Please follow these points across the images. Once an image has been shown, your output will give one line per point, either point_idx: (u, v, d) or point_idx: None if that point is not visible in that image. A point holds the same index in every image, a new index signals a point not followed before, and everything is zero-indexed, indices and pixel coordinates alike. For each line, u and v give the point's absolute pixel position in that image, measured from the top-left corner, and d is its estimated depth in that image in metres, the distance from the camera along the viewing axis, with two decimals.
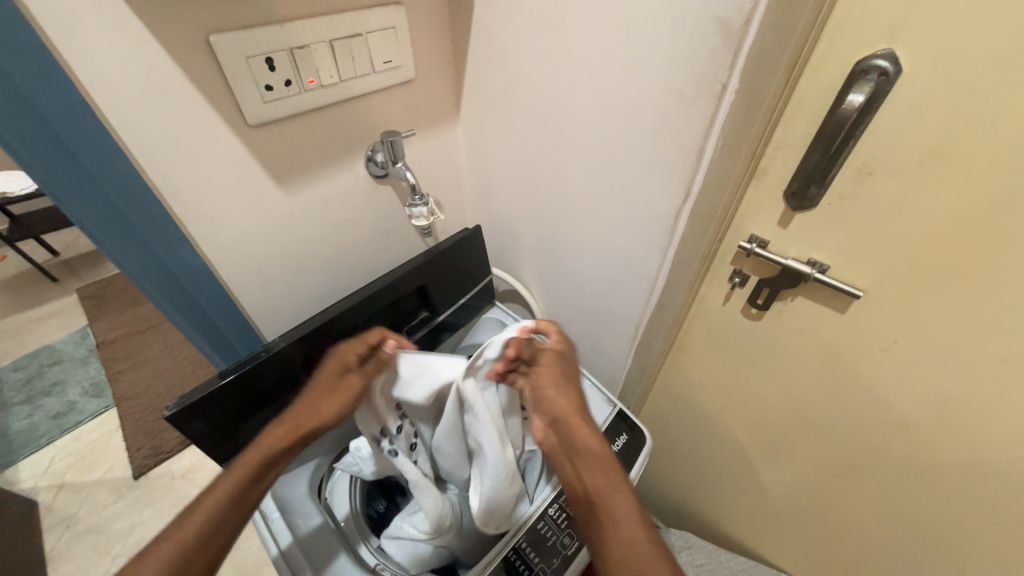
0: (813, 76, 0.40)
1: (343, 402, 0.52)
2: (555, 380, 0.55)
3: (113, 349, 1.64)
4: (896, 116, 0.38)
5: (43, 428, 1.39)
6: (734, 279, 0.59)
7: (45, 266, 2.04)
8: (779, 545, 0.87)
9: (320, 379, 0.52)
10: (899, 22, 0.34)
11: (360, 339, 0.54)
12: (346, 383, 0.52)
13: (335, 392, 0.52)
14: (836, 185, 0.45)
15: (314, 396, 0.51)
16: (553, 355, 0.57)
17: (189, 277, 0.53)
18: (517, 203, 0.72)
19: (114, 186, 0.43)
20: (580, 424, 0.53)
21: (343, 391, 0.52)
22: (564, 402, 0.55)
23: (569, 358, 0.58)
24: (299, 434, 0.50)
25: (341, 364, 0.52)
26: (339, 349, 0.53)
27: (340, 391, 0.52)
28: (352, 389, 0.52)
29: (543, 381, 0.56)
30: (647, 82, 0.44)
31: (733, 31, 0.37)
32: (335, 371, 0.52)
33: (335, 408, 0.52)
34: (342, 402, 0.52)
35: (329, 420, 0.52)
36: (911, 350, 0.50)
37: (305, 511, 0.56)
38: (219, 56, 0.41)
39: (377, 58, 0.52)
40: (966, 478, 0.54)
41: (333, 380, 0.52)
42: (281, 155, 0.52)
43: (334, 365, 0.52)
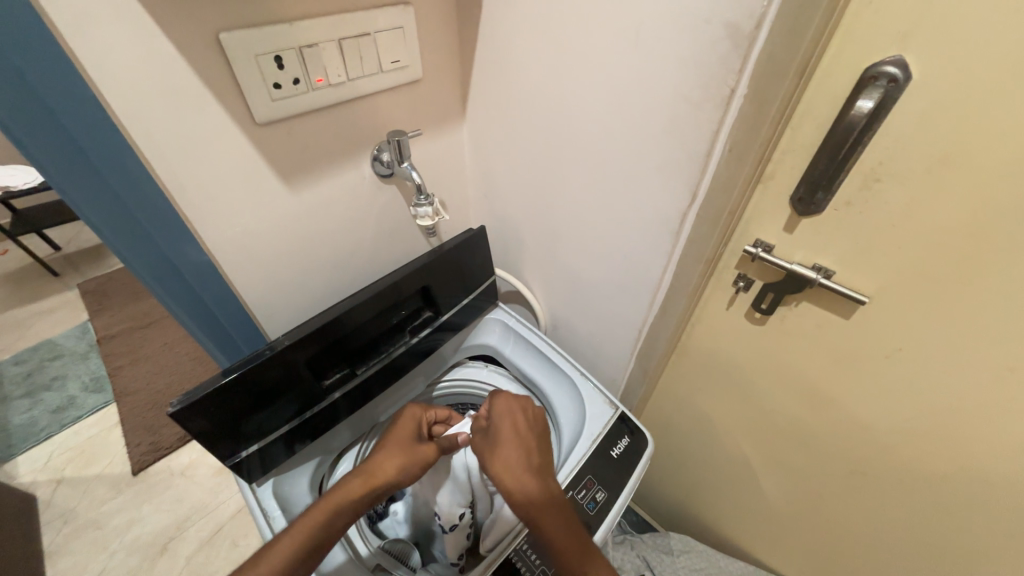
0: (822, 82, 0.40)
1: (417, 462, 0.57)
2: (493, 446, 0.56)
3: (113, 344, 1.64)
4: (904, 122, 0.38)
5: (43, 422, 1.39)
6: (738, 283, 0.59)
7: (46, 261, 2.04)
8: (779, 551, 0.87)
9: (399, 431, 0.59)
10: (910, 29, 0.34)
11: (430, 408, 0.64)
12: (422, 448, 0.58)
13: (412, 450, 0.57)
14: (842, 191, 0.45)
15: (387, 447, 0.57)
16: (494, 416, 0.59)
17: (194, 274, 0.53)
18: (522, 205, 0.72)
19: (121, 183, 0.43)
20: (520, 479, 0.51)
21: (420, 453, 0.58)
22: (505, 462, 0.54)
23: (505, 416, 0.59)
24: (370, 484, 0.53)
25: (417, 420, 0.61)
26: (414, 409, 0.62)
27: (415, 451, 0.57)
28: (428, 457, 0.58)
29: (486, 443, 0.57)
30: (656, 86, 0.44)
31: (744, 35, 0.37)
32: (412, 433, 0.59)
33: (409, 465, 0.56)
34: (418, 463, 0.57)
35: (396, 473, 0.55)
36: (916, 357, 0.49)
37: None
38: (228, 53, 0.41)
39: (385, 58, 0.52)
40: (969, 486, 0.54)
41: (411, 441, 0.58)
42: (288, 153, 0.52)
43: (411, 423, 0.60)
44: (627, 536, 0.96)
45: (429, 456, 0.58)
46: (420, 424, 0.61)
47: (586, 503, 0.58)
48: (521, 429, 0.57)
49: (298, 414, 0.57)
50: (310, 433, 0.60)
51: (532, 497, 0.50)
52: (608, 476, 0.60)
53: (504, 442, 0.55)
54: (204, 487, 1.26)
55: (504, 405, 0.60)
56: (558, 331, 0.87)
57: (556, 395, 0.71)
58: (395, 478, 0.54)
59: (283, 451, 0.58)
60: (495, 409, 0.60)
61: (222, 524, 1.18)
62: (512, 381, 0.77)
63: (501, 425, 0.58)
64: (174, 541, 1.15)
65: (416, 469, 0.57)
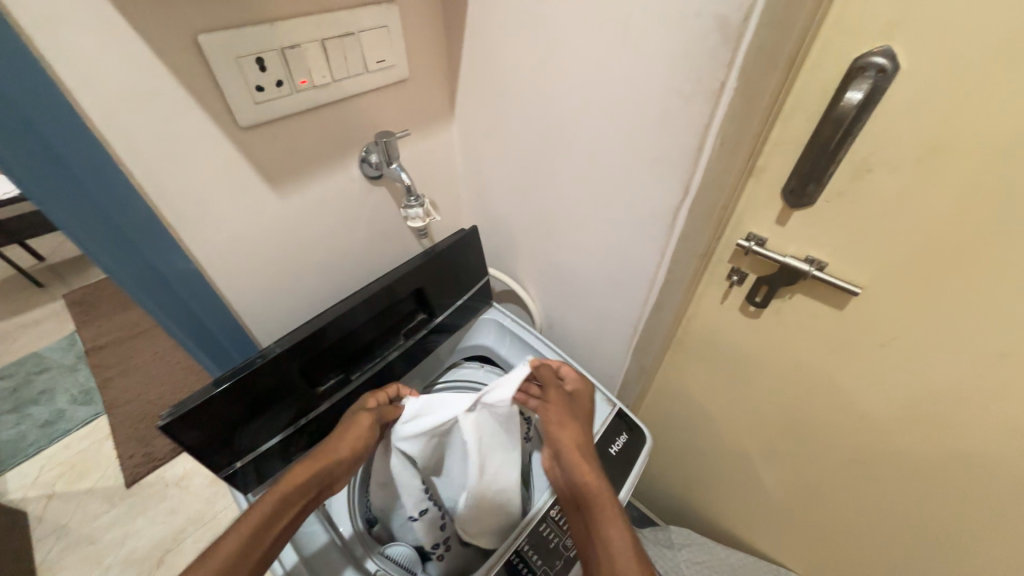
0: (811, 73, 0.40)
1: (359, 440, 0.55)
2: (563, 417, 0.58)
3: (102, 355, 1.61)
4: (895, 112, 0.38)
5: (32, 437, 1.36)
6: (732, 277, 0.59)
7: (30, 272, 2.00)
8: (778, 541, 0.88)
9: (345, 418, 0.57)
10: (897, 20, 0.34)
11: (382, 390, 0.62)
12: (361, 423, 0.56)
13: (351, 429, 0.55)
14: (833, 182, 0.45)
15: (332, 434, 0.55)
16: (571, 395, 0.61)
17: (181, 283, 0.52)
18: (514, 203, 0.71)
19: (103, 193, 0.41)
20: (580, 456, 0.54)
21: (358, 428, 0.55)
22: (567, 440, 0.56)
23: (580, 396, 0.62)
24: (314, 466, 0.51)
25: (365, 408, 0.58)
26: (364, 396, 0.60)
27: (352, 429, 0.55)
28: (370, 428, 0.56)
29: (551, 416, 0.59)
30: (646, 82, 0.44)
31: (733, 28, 0.36)
32: (353, 413, 0.58)
33: (351, 444, 0.54)
34: (360, 439, 0.55)
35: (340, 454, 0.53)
36: (908, 346, 0.50)
37: (310, 533, 0.53)
38: (207, 56, 0.40)
39: (370, 58, 0.51)
40: (964, 471, 0.55)
41: (349, 419, 0.56)
42: (274, 158, 0.51)
43: (358, 410, 0.58)
44: (627, 531, 0.97)
45: (363, 429, 0.55)
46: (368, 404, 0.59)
47: None
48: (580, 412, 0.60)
49: (293, 421, 0.57)
50: (306, 440, 0.59)
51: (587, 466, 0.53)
52: (608, 474, 0.60)
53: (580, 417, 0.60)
54: (200, 497, 1.24)
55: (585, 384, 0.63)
56: (553, 329, 0.87)
57: None
58: (331, 458, 0.53)
59: (279, 459, 0.57)
60: (570, 384, 0.63)
61: (220, 534, 1.17)
62: None
63: (579, 403, 0.61)
64: (171, 552, 1.13)
65: (359, 446, 0.54)
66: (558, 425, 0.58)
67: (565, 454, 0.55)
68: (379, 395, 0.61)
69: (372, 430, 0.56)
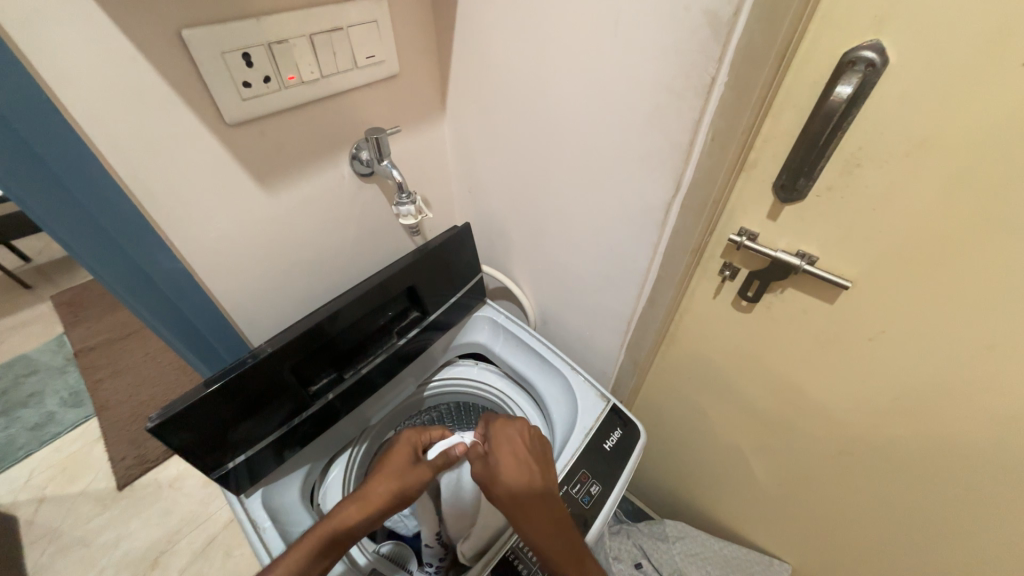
0: (801, 68, 0.40)
1: (410, 488, 0.53)
2: (511, 464, 0.54)
3: (92, 356, 1.59)
4: (884, 106, 0.38)
5: (21, 440, 1.35)
6: (724, 272, 0.59)
7: (17, 273, 1.97)
8: (771, 533, 0.89)
9: (392, 458, 0.55)
10: (887, 13, 0.34)
11: (427, 429, 0.60)
12: (415, 471, 0.54)
13: (404, 474, 0.54)
14: (824, 177, 0.45)
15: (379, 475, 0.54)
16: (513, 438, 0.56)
17: (170, 284, 0.51)
18: (506, 199, 0.71)
19: (84, 191, 0.41)
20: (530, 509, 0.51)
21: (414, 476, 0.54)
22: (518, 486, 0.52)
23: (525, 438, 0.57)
24: (364, 510, 0.51)
25: (411, 447, 0.57)
26: (408, 434, 0.58)
27: (410, 476, 0.54)
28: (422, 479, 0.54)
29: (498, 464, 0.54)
30: (637, 77, 0.44)
31: (723, 22, 0.36)
32: (408, 458, 0.56)
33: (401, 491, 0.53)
34: (413, 488, 0.54)
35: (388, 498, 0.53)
36: (897, 339, 0.50)
37: None
38: (192, 52, 0.39)
39: (359, 53, 0.51)
40: (953, 462, 0.55)
41: (405, 463, 0.55)
42: (262, 156, 0.50)
43: (405, 448, 0.56)
44: (623, 525, 0.97)
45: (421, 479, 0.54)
46: (416, 446, 0.57)
47: (581, 496, 0.58)
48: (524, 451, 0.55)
49: (286, 421, 0.56)
50: (299, 439, 0.59)
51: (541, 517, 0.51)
52: (603, 469, 0.60)
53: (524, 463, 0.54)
54: (194, 499, 1.23)
55: (522, 429, 0.58)
56: (547, 326, 0.87)
57: (548, 390, 0.70)
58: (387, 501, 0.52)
59: (272, 459, 0.57)
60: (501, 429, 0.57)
61: (215, 535, 1.16)
62: (503, 378, 0.77)
63: (518, 441, 0.56)
64: (166, 554, 1.13)
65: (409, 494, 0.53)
66: (504, 472, 0.53)
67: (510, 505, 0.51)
68: (426, 435, 0.59)
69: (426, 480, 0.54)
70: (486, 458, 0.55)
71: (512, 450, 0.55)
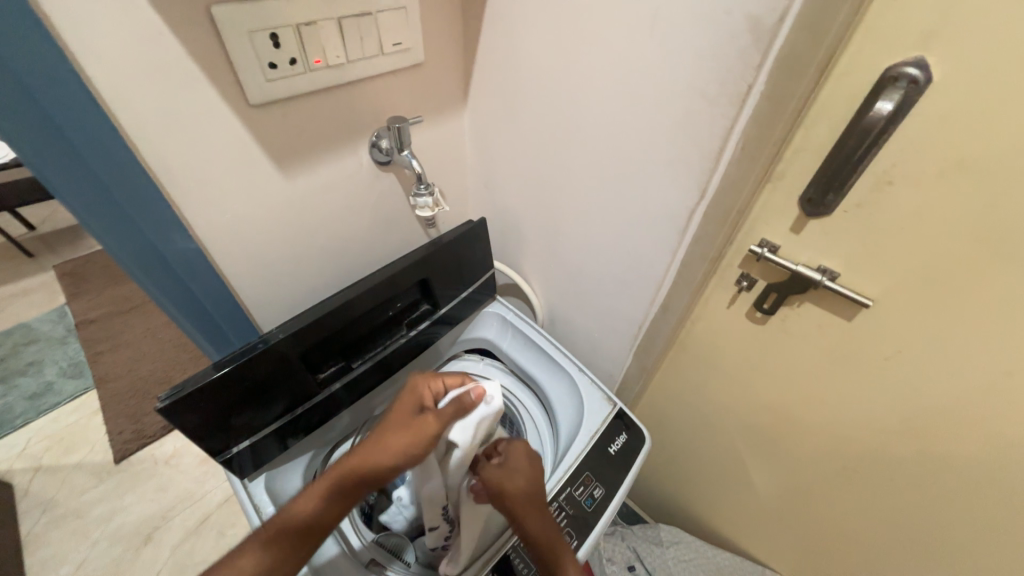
0: (840, 81, 0.39)
1: (417, 445, 0.47)
2: (511, 474, 0.51)
3: (93, 329, 1.59)
4: (922, 125, 0.38)
5: (19, 408, 1.35)
6: (741, 282, 0.58)
7: (20, 241, 1.96)
8: (767, 544, 0.89)
9: (399, 407, 0.51)
10: (934, 30, 0.33)
11: (438, 376, 0.54)
12: (421, 424, 0.48)
13: (408, 428, 0.48)
14: (853, 193, 0.44)
15: (384, 433, 0.48)
16: (520, 454, 0.54)
17: (184, 263, 0.51)
18: (524, 196, 0.70)
19: (105, 164, 0.40)
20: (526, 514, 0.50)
21: (415, 432, 0.48)
22: (517, 496, 0.50)
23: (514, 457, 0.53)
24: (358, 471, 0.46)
25: (417, 397, 0.52)
26: (418, 380, 0.53)
27: (415, 428, 0.48)
28: (427, 432, 0.48)
29: (495, 476, 0.51)
30: (671, 80, 0.43)
31: (766, 30, 0.36)
32: (411, 409, 0.50)
33: (406, 447, 0.47)
34: (417, 445, 0.47)
35: (393, 460, 0.46)
36: (914, 360, 0.50)
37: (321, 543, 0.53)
38: (220, 29, 0.39)
39: (386, 40, 0.50)
40: (961, 484, 0.55)
41: (408, 418, 0.49)
42: (284, 138, 0.49)
43: (410, 401, 0.51)
44: (617, 527, 0.98)
45: (425, 432, 0.48)
46: (423, 396, 0.52)
47: (583, 499, 0.57)
48: (520, 460, 0.53)
49: (289, 410, 0.56)
50: (304, 426, 0.59)
51: (533, 522, 0.50)
52: (607, 472, 0.60)
53: (517, 471, 0.52)
54: (190, 476, 1.23)
55: (513, 442, 0.55)
56: (555, 325, 0.86)
57: (553, 390, 0.70)
58: (377, 472, 0.46)
59: (276, 445, 0.57)
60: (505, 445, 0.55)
61: (209, 514, 1.16)
62: (508, 376, 0.76)
63: (512, 450, 0.54)
64: (159, 530, 1.13)
65: (412, 454, 0.47)
66: (505, 481, 0.51)
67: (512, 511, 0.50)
68: (435, 383, 0.53)
69: (432, 434, 0.48)
70: (498, 464, 0.52)
71: (510, 464, 0.52)
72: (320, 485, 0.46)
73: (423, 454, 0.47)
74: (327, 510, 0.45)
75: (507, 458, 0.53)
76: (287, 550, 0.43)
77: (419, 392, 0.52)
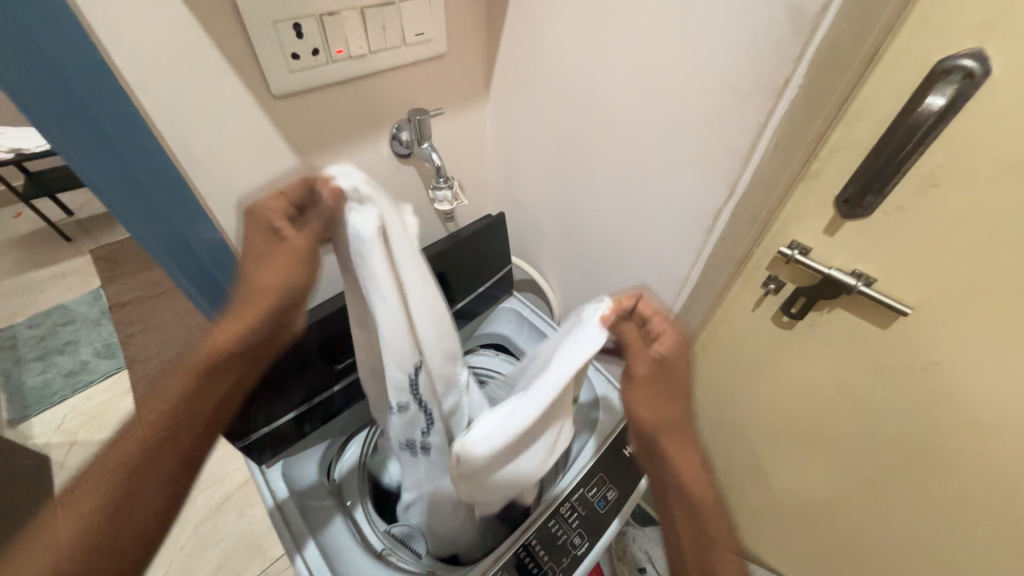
0: (886, 74, 0.37)
1: (293, 264, 0.41)
2: (663, 394, 0.43)
3: (125, 312, 1.65)
4: (977, 123, 0.35)
5: (57, 385, 1.42)
6: (768, 285, 0.56)
7: (59, 226, 2.04)
8: (785, 552, 0.87)
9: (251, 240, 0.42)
10: (996, 19, 0.31)
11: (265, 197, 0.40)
12: (281, 249, 0.41)
13: (276, 255, 0.41)
14: (895, 194, 0.41)
15: (258, 261, 0.42)
16: (685, 364, 0.43)
17: (208, 252, 0.52)
18: (544, 190, 0.69)
19: (134, 154, 0.41)
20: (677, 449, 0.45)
21: (286, 256, 0.41)
22: (667, 429, 0.44)
23: (682, 359, 0.42)
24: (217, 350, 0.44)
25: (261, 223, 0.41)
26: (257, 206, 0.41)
27: (277, 255, 0.41)
28: (287, 253, 0.41)
29: (641, 393, 0.43)
30: (701, 74, 0.41)
31: (807, 19, 0.33)
32: (263, 232, 0.41)
33: (285, 275, 0.42)
34: (290, 269, 0.41)
35: (274, 283, 0.42)
36: (954, 372, 0.47)
37: (334, 534, 0.53)
38: (244, 20, 0.39)
39: (408, 30, 0.49)
40: (998, 502, 0.53)
41: (266, 239, 0.41)
42: (305, 129, 0.49)
43: (257, 225, 0.41)
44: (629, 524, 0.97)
45: (293, 254, 0.41)
46: (265, 214, 0.40)
47: (596, 500, 0.56)
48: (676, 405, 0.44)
49: (306, 399, 0.57)
50: (320, 414, 0.60)
51: (688, 459, 0.45)
52: (620, 475, 0.59)
53: (678, 393, 0.44)
54: (213, 457, 1.27)
55: (683, 340, 0.42)
56: None
57: None
58: (262, 193, 0.41)
59: (293, 432, 0.58)
60: (667, 348, 0.41)
61: (231, 494, 1.20)
62: None
63: (682, 371, 0.43)
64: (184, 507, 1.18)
65: (297, 278, 0.42)
66: (648, 402, 0.43)
67: (661, 441, 0.45)
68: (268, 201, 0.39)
69: (298, 253, 0.41)
70: (668, 383, 0.42)
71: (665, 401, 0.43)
72: (94, 500, 0.39)
73: (305, 274, 0.42)
74: (235, 334, 0.44)
75: (672, 372, 0.43)
76: (127, 542, 0.39)
77: (261, 216, 0.40)
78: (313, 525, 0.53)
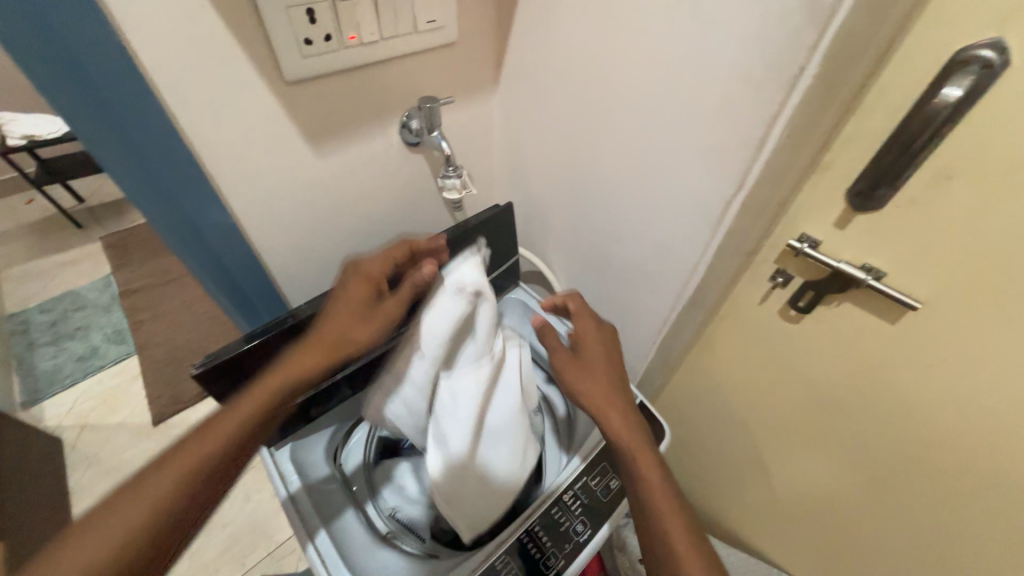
0: (903, 65, 0.36)
1: (381, 325, 0.51)
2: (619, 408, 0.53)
3: (135, 298, 1.67)
4: (995, 115, 0.34)
5: (68, 369, 1.44)
6: (776, 278, 0.55)
7: (71, 212, 2.07)
8: (785, 547, 0.88)
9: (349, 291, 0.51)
10: (1018, 8, 0.30)
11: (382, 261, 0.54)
12: (381, 311, 0.51)
13: (365, 311, 0.50)
14: (907, 187, 0.41)
15: (335, 316, 0.49)
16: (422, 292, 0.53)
17: (220, 238, 0.52)
18: (552, 181, 0.69)
19: (149, 140, 0.41)
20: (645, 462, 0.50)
21: (372, 318, 0.51)
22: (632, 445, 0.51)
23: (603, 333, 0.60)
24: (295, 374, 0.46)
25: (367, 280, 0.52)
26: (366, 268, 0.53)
27: (372, 314, 0.51)
28: (390, 314, 0.52)
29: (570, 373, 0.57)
30: (713, 64, 0.41)
31: (823, 7, 0.33)
32: (366, 293, 0.52)
33: (366, 323, 0.50)
34: (376, 324, 0.51)
35: (360, 335, 0.49)
36: (962, 368, 0.47)
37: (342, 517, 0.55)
38: (258, 4, 0.39)
39: (420, 17, 0.49)
40: (1003, 500, 0.53)
41: (364, 298, 0.51)
42: (316, 116, 0.49)
43: (362, 283, 0.52)
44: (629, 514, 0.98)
45: (393, 312, 0.52)
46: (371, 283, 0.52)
47: (600, 490, 0.57)
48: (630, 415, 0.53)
49: (313, 384, 0.57)
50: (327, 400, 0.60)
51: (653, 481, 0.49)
52: None
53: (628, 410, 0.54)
54: None
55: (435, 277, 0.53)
56: None
57: None
58: (315, 365, 0.47)
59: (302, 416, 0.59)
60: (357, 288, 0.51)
61: None
62: None
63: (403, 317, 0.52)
64: None
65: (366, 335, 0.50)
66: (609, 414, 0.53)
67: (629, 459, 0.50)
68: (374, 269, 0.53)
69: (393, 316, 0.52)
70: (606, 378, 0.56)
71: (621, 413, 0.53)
72: (137, 517, 0.35)
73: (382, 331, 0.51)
74: (357, 329, 0.50)
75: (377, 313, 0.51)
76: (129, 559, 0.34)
77: (372, 275, 0.53)
78: (324, 511, 0.54)
